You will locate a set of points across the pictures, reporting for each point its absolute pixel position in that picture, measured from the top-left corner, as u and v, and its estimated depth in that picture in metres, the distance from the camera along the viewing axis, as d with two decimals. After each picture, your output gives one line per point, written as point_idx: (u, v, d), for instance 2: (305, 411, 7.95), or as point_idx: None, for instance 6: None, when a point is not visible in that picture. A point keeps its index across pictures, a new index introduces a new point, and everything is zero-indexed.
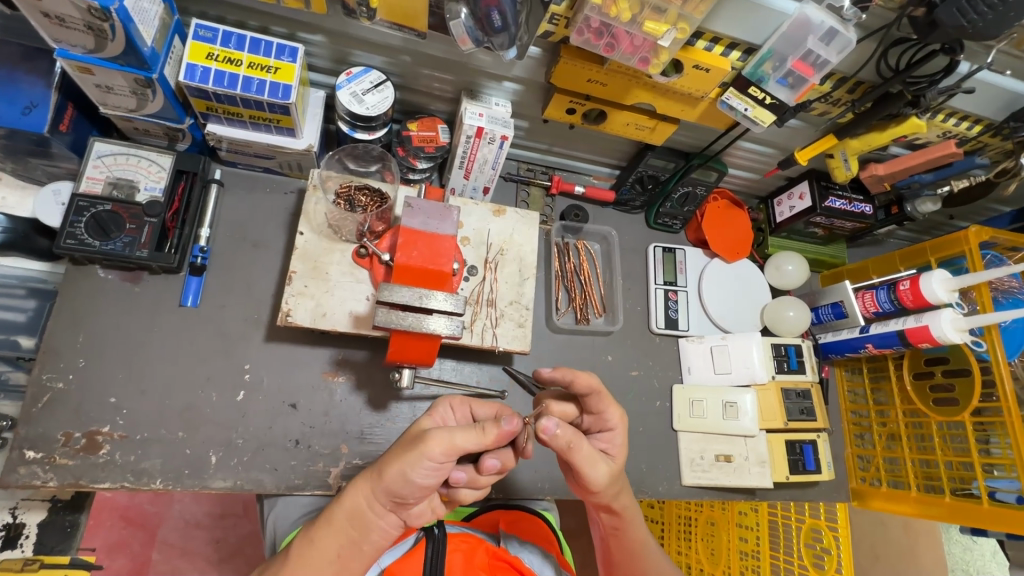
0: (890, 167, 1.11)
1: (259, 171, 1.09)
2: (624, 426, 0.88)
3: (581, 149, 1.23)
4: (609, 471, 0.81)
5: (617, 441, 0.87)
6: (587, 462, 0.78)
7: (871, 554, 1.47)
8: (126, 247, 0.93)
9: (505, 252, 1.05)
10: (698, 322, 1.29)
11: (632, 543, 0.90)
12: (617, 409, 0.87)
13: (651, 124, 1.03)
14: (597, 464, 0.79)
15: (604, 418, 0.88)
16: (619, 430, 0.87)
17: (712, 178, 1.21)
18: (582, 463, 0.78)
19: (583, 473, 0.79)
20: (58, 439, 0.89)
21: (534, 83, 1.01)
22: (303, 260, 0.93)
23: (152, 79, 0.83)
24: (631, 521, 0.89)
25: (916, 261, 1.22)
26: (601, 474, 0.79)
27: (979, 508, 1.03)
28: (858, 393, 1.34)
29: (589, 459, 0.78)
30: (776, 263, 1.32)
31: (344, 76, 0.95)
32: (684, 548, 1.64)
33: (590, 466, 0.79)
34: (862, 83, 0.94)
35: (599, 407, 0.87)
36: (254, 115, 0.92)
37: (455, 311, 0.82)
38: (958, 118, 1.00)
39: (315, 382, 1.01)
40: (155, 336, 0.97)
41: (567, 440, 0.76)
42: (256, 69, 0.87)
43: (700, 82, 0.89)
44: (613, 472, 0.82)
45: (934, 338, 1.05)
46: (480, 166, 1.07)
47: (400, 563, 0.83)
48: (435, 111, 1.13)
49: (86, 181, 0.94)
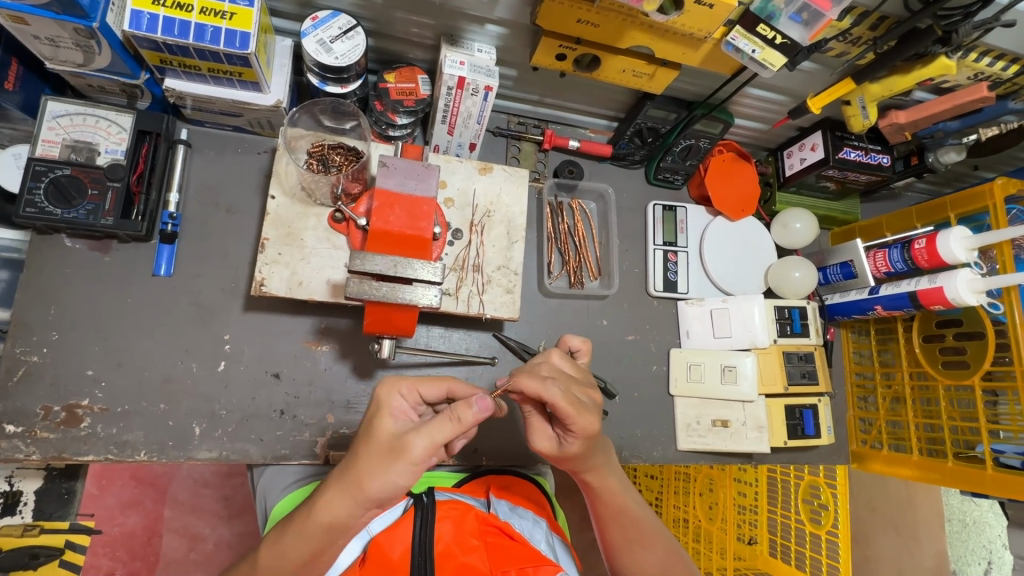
0: (912, 115, 1.02)
1: (228, 129, 1.03)
2: (585, 433, 0.72)
3: (575, 99, 1.14)
4: (549, 450, 0.77)
5: (573, 440, 0.75)
6: (533, 433, 0.78)
7: (868, 505, 1.42)
8: (90, 215, 0.88)
9: (493, 214, 0.99)
10: (698, 284, 1.24)
11: (612, 512, 0.86)
12: (580, 418, 0.71)
13: (649, 69, 0.94)
14: (539, 437, 0.77)
15: (566, 423, 0.72)
16: (578, 435, 0.73)
17: (718, 130, 1.11)
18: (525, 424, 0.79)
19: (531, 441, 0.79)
20: (37, 414, 0.88)
21: (520, 26, 0.91)
22: (276, 226, 0.88)
23: (94, 29, 0.76)
24: (604, 486, 0.85)
25: (933, 218, 1.13)
26: (545, 449, 0.78)
27: (983, 474, 0.99)
28: (864, 354, 1.29)
29: (534, 427, 0.78)
30: (783, 220, 1.24)
31: (309, 21, 0.87)
32: (682, 503, 1.67)
33: (536, 435, 0.78)
34: (886, 18, 0.83)
35: (560, 415, 0.71)
36: (213, 67, 0.84)
37: (434, 280, 0.78)
38: (992, 58, 0.90)
39: (298, 351, 0.99)
40: (129, 308, 0.94)
41: (524, 403, 0.77)
42: (210, 15, 0.79)
43: (702, 20, 0.79)
44: (558, 455, 0.78)
45: (947, 300, 0.99)
46: (464, 120, 0.99)
47: (388, 536, 0.81)
48: (414, 61, 1.04)
49: (41, 145, 0.88)
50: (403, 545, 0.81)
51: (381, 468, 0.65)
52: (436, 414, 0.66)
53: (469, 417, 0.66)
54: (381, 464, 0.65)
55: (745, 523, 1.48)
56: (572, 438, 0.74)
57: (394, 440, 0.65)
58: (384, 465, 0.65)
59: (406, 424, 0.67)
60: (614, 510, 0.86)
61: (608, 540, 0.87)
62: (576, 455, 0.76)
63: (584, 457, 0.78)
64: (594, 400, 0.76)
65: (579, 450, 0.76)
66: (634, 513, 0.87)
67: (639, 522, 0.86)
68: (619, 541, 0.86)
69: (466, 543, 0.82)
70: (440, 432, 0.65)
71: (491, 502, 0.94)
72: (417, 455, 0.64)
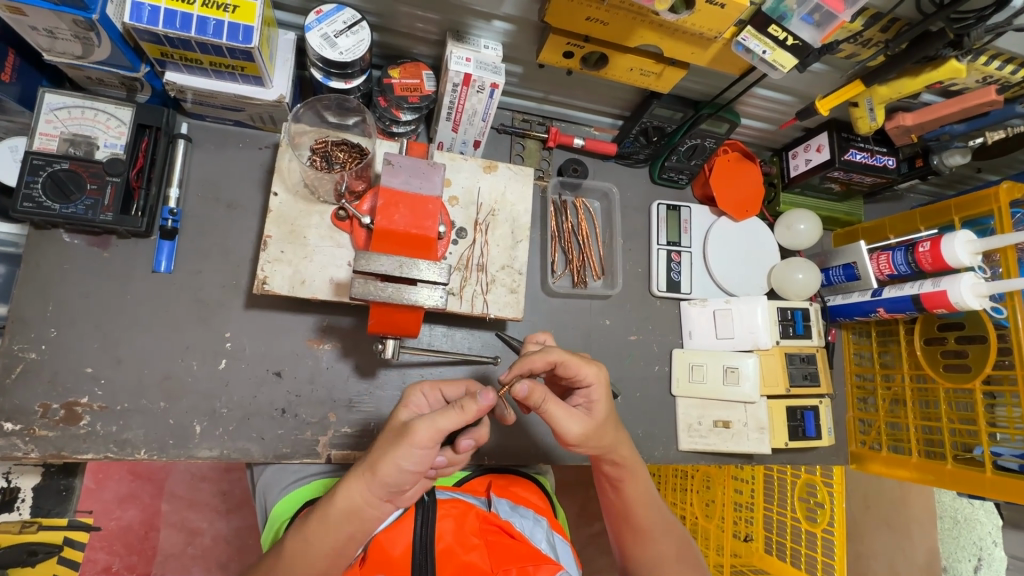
0: (919, 117, 1.01)
1: (230, 124, 1.01)
2: (603, 381, 0.79)
3: (581, 97, 1.12)
4: (585, 426, 0.77)
5: (597, 397, 0.79)
6: (563, 415, 0.75)
7: (862, 504, 1.45)
8: (89, 211, 0.87)
9: (497, 213, 0.98)
10: (700, 284, 1.23)
11: (637, 499, 0.86)
12: (593, 366, 0.78)
13: (657, 69, 0.93)
14: (568, 419, 0.76)
15: (580, 377, 0.78)
16: (598, 386, 0.79)
17: (723, 130, 1.10)
18: (551, 420, 0.75)
19: (563, 428, 0.75)
20: (36, 411, 0.87)
21: (527, 22, 0.90)
22: (279, 224, 0.87)
23: (93, 21, 0.74)
24: (632, 471, 0.85)
25: (938, 221, 1.13)
26: (579, 425, 0.76)
27: (981, 477, 1.00)
28: (865, 356, 1.29)
29: (559, 415, 0.75)
30: (787, 221, 1.23)
31: (313, 15, 0.85)
32: (679, 501, 1.68)
33: (564, 418, 0.75)
34: (898, 20, 0.83)
35: (573, 366, 0.77)
36: (215, 61, 0.83)
37: (439, 281, 0.77)
38: (1002, 61, 0.88)
39: (299, 349, 0.98)
40: (129, 305, 0.93)
41: (537, 398, 0.73)
42: (212, 8, 0.77)
43: (713, 21, 0.78)
44: (592, 428, 0.77)
45: (950, 303, 0.99)
46: (469, 117, 0.98)
47: (389, 533, 0.80)
48: (419, 56, 1.03)
49: (39, 138, 0.87)
50: (404, 542, 0.80)
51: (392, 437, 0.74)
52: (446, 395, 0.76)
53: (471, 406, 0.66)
54: None
55: (743, 520, 1.50)
56: (595, 396, 0.79)
57: None
58: None
59: None
60: (638, 495, 0.86)
61: (628, 523, 0.87)
62: (606, 413, 0.79)
63: (612, 425, 0.80)
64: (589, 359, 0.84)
65: (605, 407, 0.79)
66: (654, 498, 0.88)
67: (660, 509, 0.88)
68: (638, 527, 0.86)
69: (466, 542, 0.82)
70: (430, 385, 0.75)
71: (491, 501, 0.93)
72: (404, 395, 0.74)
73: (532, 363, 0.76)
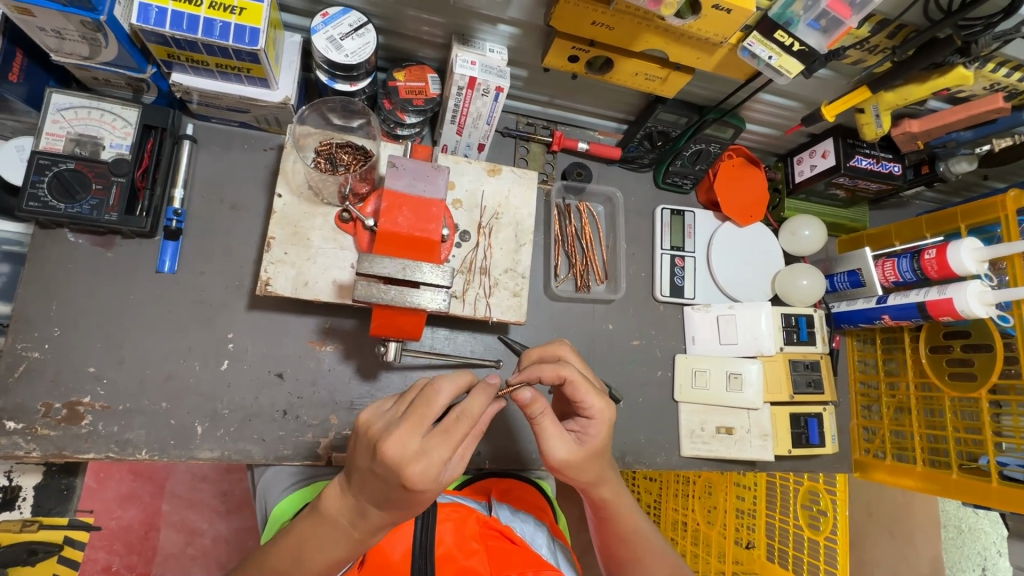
0: (925, 124, 1.01)
1: (235, 125, 1.01)
2: (607, 419, 0.76)
3: (585, 100, 1.12)
4: (572, 454, 0.75)
5: (594, 431, 0.77)
6: (551, 435, 0.74)
7: (865, 512, 1.44)
8: (94, 210, 0.87)
9: (500, 216, 0.97)
10: (704, 290, 1.23)
11: (622, 532, 0.84)
12: (600, 399, 0.76)
13: (662, 73, 0.93)
14: (555, 441, 0.74)
15: (584, 408, 0.77)
16: (599, 422, 0.77)
17: (728, 135, 1.10)
18: (541, 436, 0.74)
19: (546, 446, 0.74)
20: (38, 410, 0.87)
21: (533, 27, 0.90)
22: (282, 225, 0.87)
23: (101, 22, 0.74)
24: (619, 507, 0.83)
25: (943, 228, 1.13)
26: (563, 452, 0.74)
27: (987, 487, 0.98)
28: (869, 363, 1.29)
29: (550, 434, 0.74)
30: (792, 227, 1.23)
31: (319, 17, 0.85)
32: (681, 506, 1.67)
33: (552, 439, 0.74)
34: (905, 27, 0.82)
35: (576, 395, 0.76)
36: (221, 63, 0.83)
37: (442, 284, 0.77)
38: (1010, 68, 0.88)
39: (302, 351, 0.98)
40: (133, 305, 0.93)
41: (536, 410, 0.73)
42: (219, 10, 0.77)
43: (719, 26, 0.78)
44: (579, 458, 0.76)
45: (956, 311, 0.98)
46: (474, 120, 0.98)
47: (389, 537, 0.80)
48: (424, 59, 1.03)
49: (46, 138, 0.87)
50: (404, 546, 0.79)
51: (386, 488, 0.62)
52: (439, 435, 0.62)
53: (477, 414, 0.64)
54: (386, 484, 0.62)
55: (744, 527, 1.47)
56: (594, 430, 0.77)
57: (392, 466, 0.60)
58: (389, 485, 0.62)
59: (409, 450, 0.60)
60: (623, 531, 0.84)
61: (614, 556, 0.86)
62: (598, 448, 0.77)
63: (601, 461, 0.78)
64: (599, 386, 0.81)
65: (601, 441, 0.77)
66: (643, 531, 0.85)
67: (647, 541, 0.85)
68: (624, 560, 0.85)
69: (467, 547, 0.81)
70: (439, 452, 0.61)
71: (492, 506, 0.92)
72: (418, 482, 0.60)
73: (541, 372, 0.75)
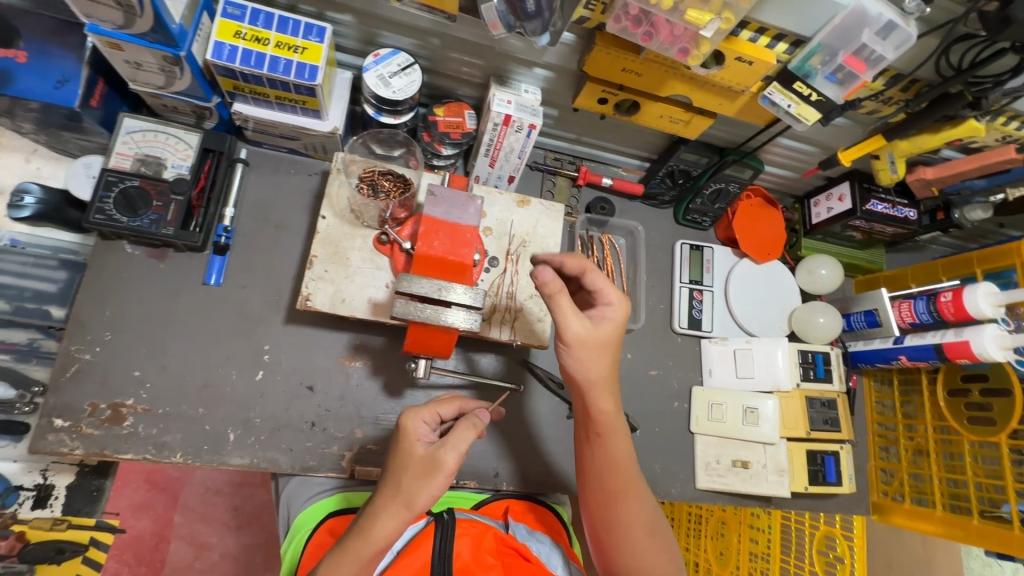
0: (939, 171, 1.05)
1: (284, 151, 1.09)
2: (623, 309, 0.82)
3: (610, 139, 1.19)
4: (586, 331, 0.78)
5: (610, 316, 0.81)
6: (570, 312, 0.77)
7: (885, 561, 1.39)
8: (153, 224, 0.94)
9: (527, 245, 1.02)
10: (722, 323, 1.25)
11: (616, 457, 0.84)
12: (618, 291, 0.82)
13: (685, 117, 0.99)
14: (573, 321, 0.77)
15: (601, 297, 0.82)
16: (614, 309, 0.82)
17: (747, 176, 1.15)
18: (559, 313, 0.77)
19: (564, 323, 0.77)
20: (84, 410, 0.92)
21: (566, 70, 0.97)
22: (325, 245, 0.92)
23: (180, 57, 0.83)
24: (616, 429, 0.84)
25: (959, 272, 1.15)
26: (581, 329, 0.78)
27: (1010, 534, 0.97)
28: (886, 405, 1.28)
29: (567, 312, 0.77)
30: (809, 266, 1.26)
31: (371, 57, 0.93)
32: (691, 544, 1.63)
33: (569, 318, 0.77)
34: (918, 81, 0.88)
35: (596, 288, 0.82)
36: (280, 95, 0.91)
37: (474, 306, 0.81)
38: (1020, 121, 0.92)
39: (332, 365, 1.02)
40: (179, 314, 0.99)
41: (553, 289, 0.75)
42: (284, 49, 0.85)
43: (742, 76, 0.84)
44: (592, 338, 0.79)
45: (974, 354, 1.00)
46: (506, 154, 1.04)
47: (408, 551, 0.81)
48: (462, 96, 1.10)
49: (115, 157, 0.95)
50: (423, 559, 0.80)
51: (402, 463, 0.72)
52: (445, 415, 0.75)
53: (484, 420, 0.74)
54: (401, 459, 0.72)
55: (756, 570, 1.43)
56: (611, 315, 0.81)
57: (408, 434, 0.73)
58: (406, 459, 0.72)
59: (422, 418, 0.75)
60: (621, 456, 0.84)
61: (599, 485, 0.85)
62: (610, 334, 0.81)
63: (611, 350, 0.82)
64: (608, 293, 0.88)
65: (612, 330, 0.81)
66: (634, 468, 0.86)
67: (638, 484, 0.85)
68: (609, 489, 0.84)
69: (484, 561, 0.82)
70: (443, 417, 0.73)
71: (509, 525, 0.94)
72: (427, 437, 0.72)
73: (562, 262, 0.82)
